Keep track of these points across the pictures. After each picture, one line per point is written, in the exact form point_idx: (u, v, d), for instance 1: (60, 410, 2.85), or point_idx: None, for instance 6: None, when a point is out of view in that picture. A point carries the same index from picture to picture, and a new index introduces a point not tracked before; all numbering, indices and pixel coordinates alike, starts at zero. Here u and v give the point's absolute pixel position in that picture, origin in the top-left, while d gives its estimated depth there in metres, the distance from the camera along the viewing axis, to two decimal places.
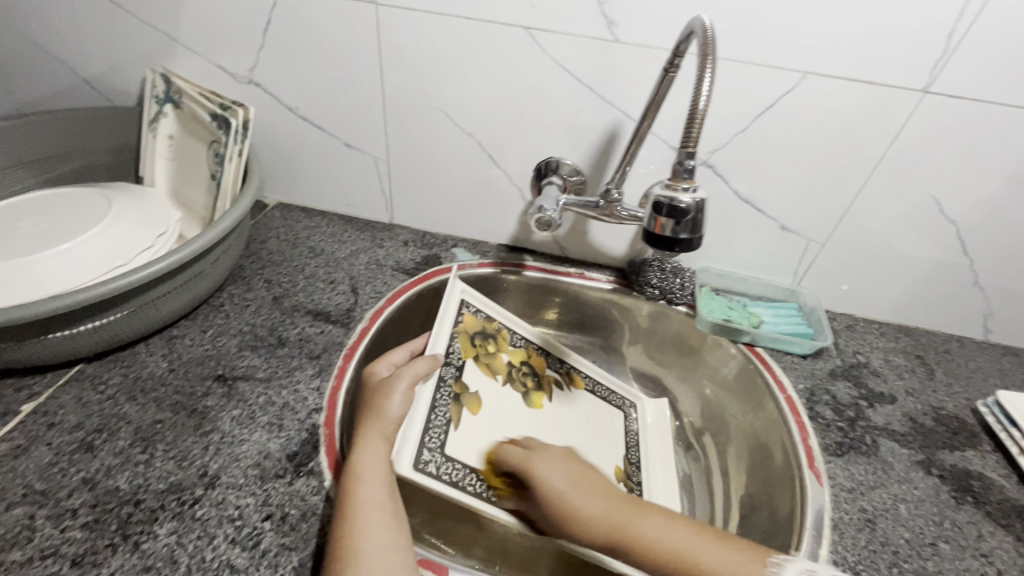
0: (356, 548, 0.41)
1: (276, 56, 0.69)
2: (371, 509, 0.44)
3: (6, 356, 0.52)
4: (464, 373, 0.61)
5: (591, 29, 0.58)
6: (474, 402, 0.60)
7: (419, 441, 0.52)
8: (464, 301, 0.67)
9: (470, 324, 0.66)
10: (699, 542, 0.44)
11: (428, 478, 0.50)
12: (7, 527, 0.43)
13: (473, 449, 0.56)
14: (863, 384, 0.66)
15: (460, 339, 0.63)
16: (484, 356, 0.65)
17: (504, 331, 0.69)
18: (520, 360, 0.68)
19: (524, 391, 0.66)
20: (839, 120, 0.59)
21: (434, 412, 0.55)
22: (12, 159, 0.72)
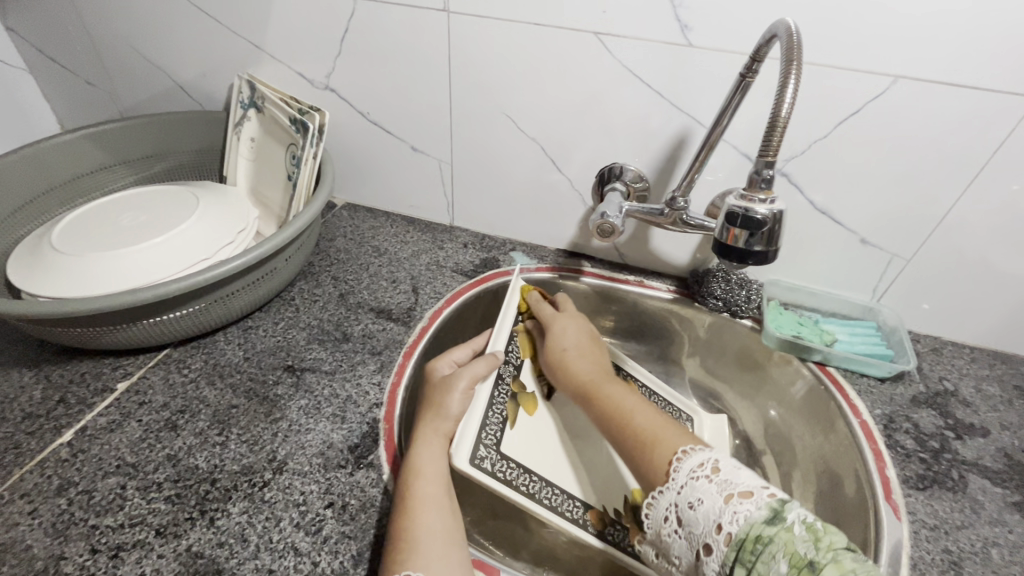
0: (412, 541, 0.42)
1: (351, 64, 0.72)
2: (427, 504, 0.45)
3: (107, 338, 0.57)
4: (522, 374, 0.63)
5: (663, 33, 0.57)
6: (531, 400, 0.61)
7: (477, 436, 0.52)
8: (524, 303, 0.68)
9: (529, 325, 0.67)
10: (640, 409, 0.49)
11: (484, 474, 0.50)
12: (103, 494, 0.48)
13: (527, 447, 0.57)
14: (950, 414, 0.61)
15: (519, 338, 0.65)
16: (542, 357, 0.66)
17: None
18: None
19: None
20: (933, 127, 0.55)
21: (492, 409, 0.56)
22: (116, 158, 0.79)
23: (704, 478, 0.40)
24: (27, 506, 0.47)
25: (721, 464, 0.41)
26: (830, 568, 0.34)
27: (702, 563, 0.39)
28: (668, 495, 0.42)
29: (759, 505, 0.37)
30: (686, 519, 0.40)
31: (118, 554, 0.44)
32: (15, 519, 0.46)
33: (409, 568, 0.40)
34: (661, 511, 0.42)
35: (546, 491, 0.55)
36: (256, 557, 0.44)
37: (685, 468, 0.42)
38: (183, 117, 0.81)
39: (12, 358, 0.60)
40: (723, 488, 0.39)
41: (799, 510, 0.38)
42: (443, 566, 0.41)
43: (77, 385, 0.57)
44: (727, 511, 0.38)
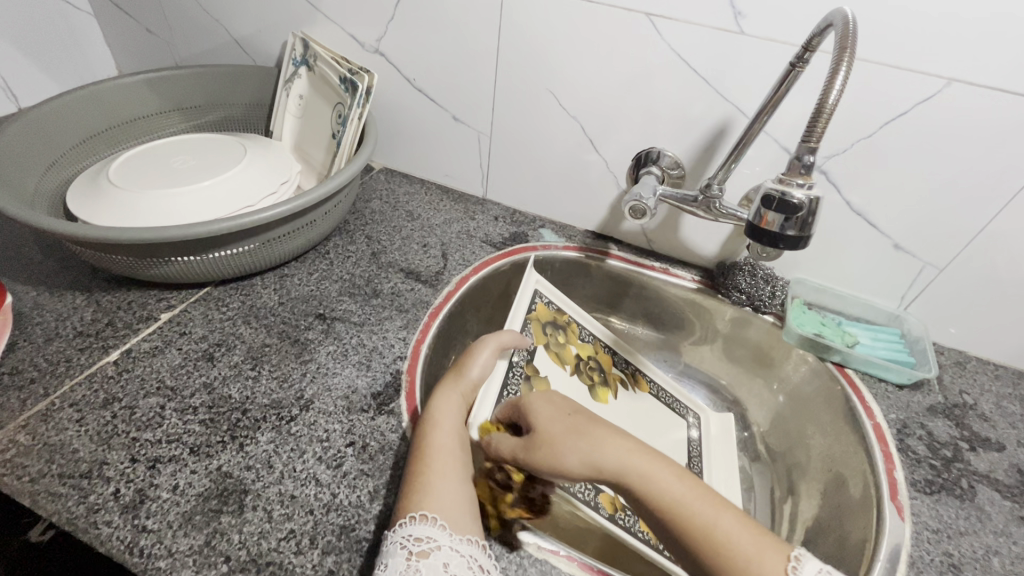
0: (427, 485, 0.44)
1: (404, 29, 0.73)
2: (442, 454, 0.47)
3: (157, 270, 0.60)
4: (536, 358, 0.64)
5: (716, 18, 0.57)
6: (545, 383, 0.62)
7: (496, 405, 0.57)
8: (537, 292, 0.69)
9: (542, 313, 0.68)
10: (703, 502, 0.43)
11: None
12: (144, 411, 0.51)
13: None
14: (966, 426, 0.61)
15: (533, 325, 0.66)
16: (554, 345, 0.67)
17: (573, 325, 0.71)
18: (588, 352, 0.70)
19: (591, 384, 0.67)
20: (984, 135, 0.54)
21: (506, 388, 0.59)
22: (171, 104, 0.83)
23: None
24: (76, 414, 0.50)
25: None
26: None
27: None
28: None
29: None
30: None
31: (156, 465, 0.47)
32: (64, 424, 0.49)
33: (425, 509, 0.42)
34: None
35: None
36: (280, 482, 0.47)
37: None
38: (236, 70, 0.83)
39: (66, 281, 0.63)
40: None
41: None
42: (455, 509, 0.43)
43: (123, 311, 0.61)
44: None
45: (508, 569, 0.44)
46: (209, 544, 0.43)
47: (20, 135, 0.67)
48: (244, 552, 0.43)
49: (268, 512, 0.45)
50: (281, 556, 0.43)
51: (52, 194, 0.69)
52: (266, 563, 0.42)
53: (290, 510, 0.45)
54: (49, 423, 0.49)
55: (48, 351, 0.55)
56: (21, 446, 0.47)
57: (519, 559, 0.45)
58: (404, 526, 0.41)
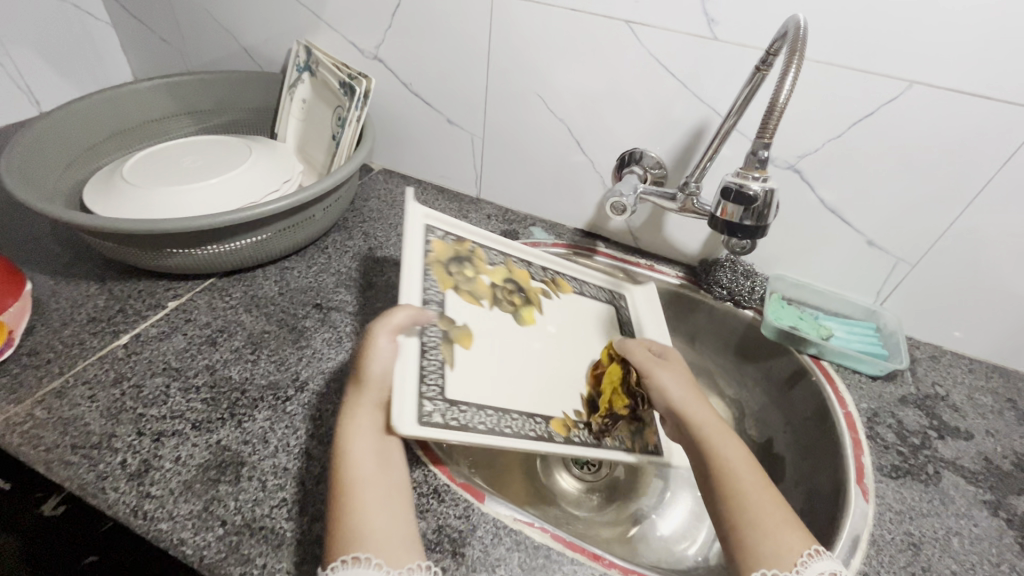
0: (354, 523, 0.41)
1: (401, 36, 0.77)
2: (365, 484, 0.43)
3: (165, 261, 0.64)
4: (448, 308, 0.58)
5: (691, 25, 0.60)
6: (465, 334, 0.57)
7: (417, 394, 0.49)
8: (429, 227, 0.63)
9: (441, 252, 0.62)
10: (753, 478, 0.45)
11: (439, 429, 0.48)
12: (151, 390, 0.55)
13: (479, 385, 0.55)
14: (937, 416, 0.63)
15: (435, 272, 0.59)
16: (465, 283, 0.61)
17: (478, 251, 0.66)
18: (503, 278, 0.66)
19: (513, 310, 0.64)
20: (946, 135, 0.57)
21: (426, 358, 0.52)
22: (182, 108, 0.87)
23: None
24: (88, 391, 0.54)
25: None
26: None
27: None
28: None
29: None
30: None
31: (160, 439, 0.51)
32: (77, 400, 0.53)
33: (355, 550, 0.39)
34: None
35: (506, 420, 0.54)
36: (275, 456, 0.51)
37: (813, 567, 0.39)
38: (244, 77, 0.88)
39: (81, 272, 0.68)
40: None
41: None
42: (390, 542, 0.41)
43: (133, 299, 0.65)
44: None
45: (485, 538, 0.47)
46: (207, 509, 0.46)
47: (42, 135, 0.71)
48: (239, 517, 0.46)
49: (263, 482, 0.48)
50: (273, 521, 0.46)
51: (70, 190, 0.74)
52: (258, 527, 0.45)
53: (282, 480, 0.49)
54: (64, 399, 0.53)
55: (64, 334, 0.59)
56: (37, 418, 0.51)
57: (496, 529, 0.47)
58: (335, 572, 0.38)
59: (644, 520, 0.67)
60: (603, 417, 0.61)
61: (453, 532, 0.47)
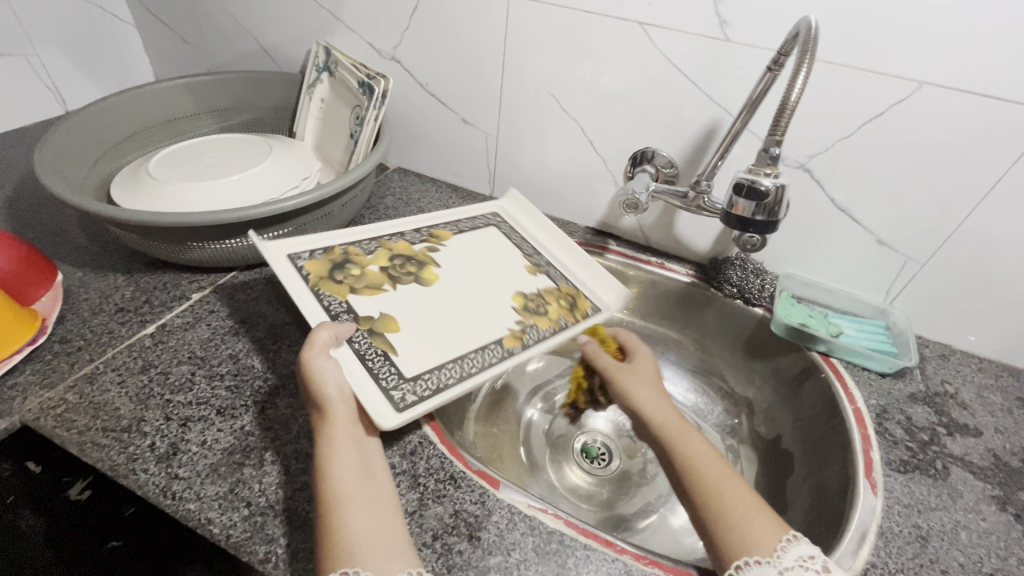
0: (345, 540, 0.41)
1: (418, 37, 0.79)
2: (351, 500, 0.43)
3: (190, 254, 0.67)
4: (359, 310, 0.59)
5: (703, 26, 0.62)
6: (389, 320, 0.59)
7: (377, 388, 0.52)
8: (294, 255, 0.62)
9: (318, 269, 0.62)
10: (720, 472, 0.47)
11: (416, 407, 0.52)
12: (177, 377, 0.57)
13: (425, 348, 0.58)
14: (945, 413, 0.63)
15: (326, 288, 0.60)
16: (358, 282, 0.62)
17: (351, 250, 0.66)
18: (387, 258, 0.67)
19: (415, 276, 0.65)
20: (956, 135, 0.58)
21: (367, 359, 0.54)
22: (204, 107, 0.90)
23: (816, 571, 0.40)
24: (117, 377, 0.56)
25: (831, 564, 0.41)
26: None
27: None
28: (766, 570, 0.40)
29: None
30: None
31: (187, 423, 0.53)
32: (107, 385, 0.55)
33: (347, 565, 0.39)
34: None
35: (466, 362, 0.58)
36: (296, 441, 0.52)
37: (793, 553, 0.41)
38: (264, 77, 0.90)
39: (108, 264, 0.70)
40: None
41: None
42: (381, 554, 0.41)
43: (159, 290, 0.67)
44: None
45: (499, 523, 0.48)
46: (233, 491, 0.48)
47: (71, 132, 0.74)
48: (263, 499, 0.47)
49: (284, 466, 0.50)
50: (295, 504, 0.47)
51: (97, 185, 0.76)
52: (282, 509, 0.47)
53: (304, 465, 0.50)
54: (95, 384, 0.55)
55: (93, 323, 0.62)
56: (69, 403, 0.53)
57: (510, 514, 0.49)
58: None
59: (652, 512, 0.69)
60: (551, 318, 0.65)
61: (469, 517, 0.48)
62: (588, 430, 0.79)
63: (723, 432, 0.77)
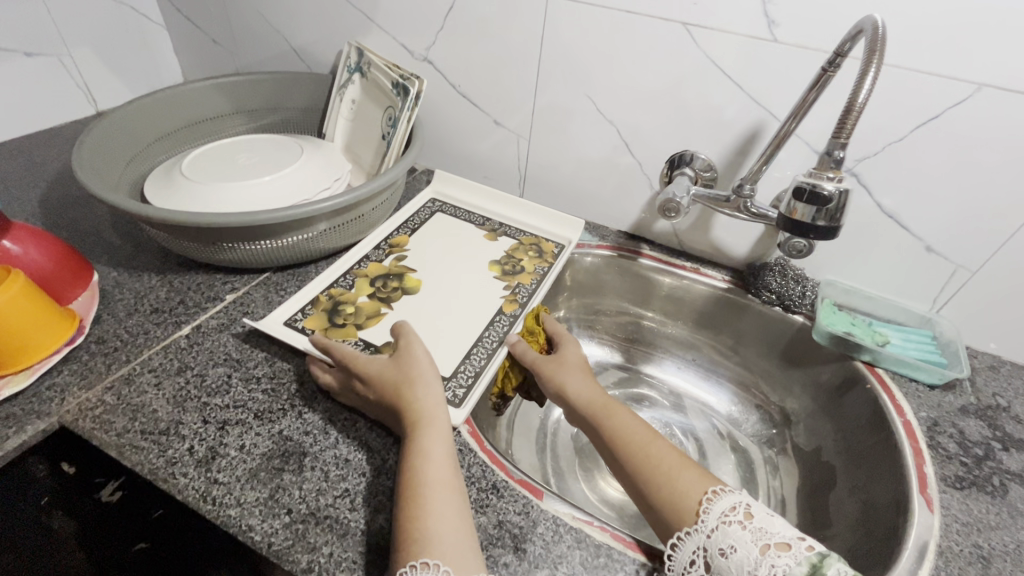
0: (426, 530, 0.42)
1: (451, 38, 0.79)
2: (437, 490, 0.44)
3: (224, 255, 0.66)
4: (377, 341, 0.62)
5: (750, 27, 0.60)
6: None
7: None
8: (292, 320, 0.63)
9: (320, 323, 0.63)
10: (647, 438, 0.52)
11: (470, 394, 0.57)
12: (214, 379, 0.56)
13: (448, 338, 0.64)
14: (999, 427, 0.61)
15: (338, 333, 0.62)
16: (359, 317, 0.64)
17: (332, 293, 0.68)
18: (369, 285, 0.70)
19: (402, 290, 0.69)
20: (1017, 140, 0.56)
21: None
22: (235, 107, 0.90)
23: (738, 523, 0.42)
24: (154, 379, 0.55)
25: (753, 509, 0.43)
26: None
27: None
28: (697, 537, 0.43)
29: (798, 561, 0.40)
30: (715, 565, 0.42)
31: (225, 427, 0.52)
32: (145, 387, 0.55)
33: (426, 555, 0.40)
34: (686, 554, 0.43)
35: (487, 340, 0.64)
36: (335, 447, 0.51)
37: (716, 511, 0.44)
38: (295, 77, 0.90)
39: (142, 264, 0.70)
40: (759, 538, 0.41)
41: (839, 567, 0.39)
42: (458, 549, 0.41)
43: (193, 291, 0.66)
44: (764, 563, 0.39)
45: (545, 535, 0.47)
46: (273, 497, 0.47)
47: (107, 131, 0.74)
48: (304, 505, 0.47)
49: (325, 472, 0.49)
50: (337, 511, 0.46)
51: (131, 186, 0.76)
52: (324, 516, 0.46)
53: (344, 471, 0.49)
54: (132, 386, 0.55)
55: (128, 324, 0.61)
56: (107, 404, 0.53)
57: (556, 526, 0.47)
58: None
59: None
60: (528, 272, 0.75)
61: (513, 528, 0.47)
62: None
63: (760, 442, 0.76)
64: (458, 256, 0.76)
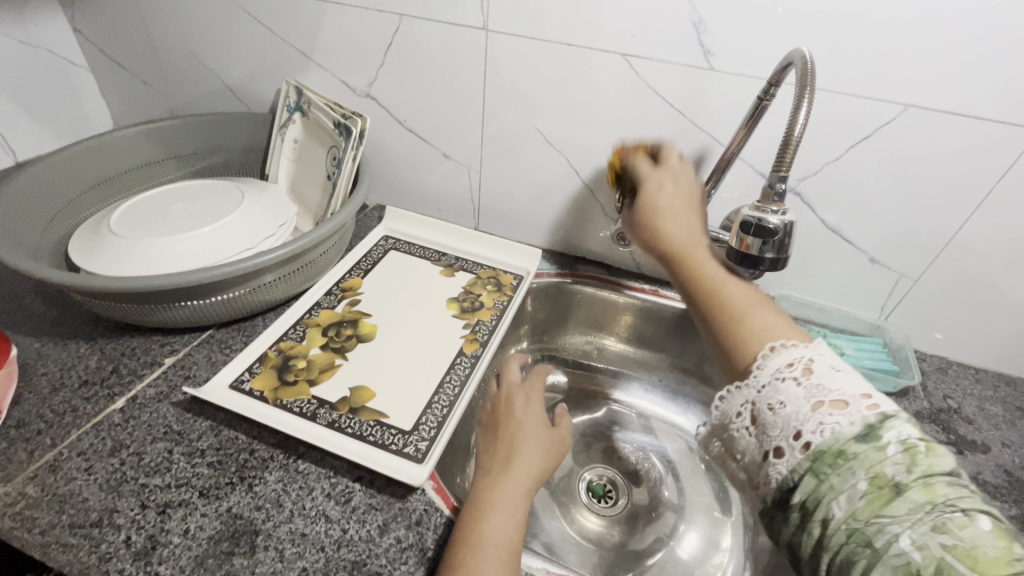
0: None
1: (393, 74, 0.77)
2: (495, 545, 0.42)
3: (159, 317, 0.62)
4: (331, 398, 0.59)
5: (687, 56, 0.61)
6: (362, 391, 0.60)
7: (382, 448, 0.54)
8: (237, 383, 0.59)
9: (268, 383, 0.59)
10: (729, 281, 0.52)
11: (436, 446, 0.54)
12: (152, 457, 0.52)
13: (407, 385, 0.61)
14: (953, 430, 0.63)
15: (287, 393, 0.58)
16: (310, 373, 0.61)
17: (282, 346, 0.64)
18: (321, 334, 0.66)
19: (355, 339, 0.66)
20: (943, 156, 0.58)
21: (366, 432, 0.55)
22: (168, 152, 0.85)
23: (794, 379, 0.42)
24: (84, 463, 0.51)
25: (816, 364, 0.42)
26: (916, 491, 0.34)
27: (772, 462, 0.41)
28: (749, 391, 0.44)
29: (852, 420, 0.38)
30: (763, 419, 0.42)
31: (166, 510, 0.48)
32: (73, 473, 0.50)
33: None
34: (736, 405, 0.45)
35: (449, 384, 0.62)
36: (290, 521, 0.48)
37: (771, 367, 0.43)
38: (233, 118, 0.86)
39: (69, 331, 0.64)
40: (813, 395, 0.40)
41: (902, 429, 0.37)
42: None
43: (127, 357, 0.62)
44: (812, 420, 0.39)
45: None
46: None
47: (23, 189, 0.68)
48: None
49: (279, 552, 0.46)
50: None
51: (53, 245, 0.71)
52: None
53: (301, 548, 0.46)
54: (58, 473, 0.50)
55: (53, 401, 0.56)
56: (29, 498, 0.48)
57: None
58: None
59: (664, 551, 0.66)
60: (487, 307, 0.73)
61: None
62: (591, 467, 0.75)
63: None
64: (416, 296, 0.74)
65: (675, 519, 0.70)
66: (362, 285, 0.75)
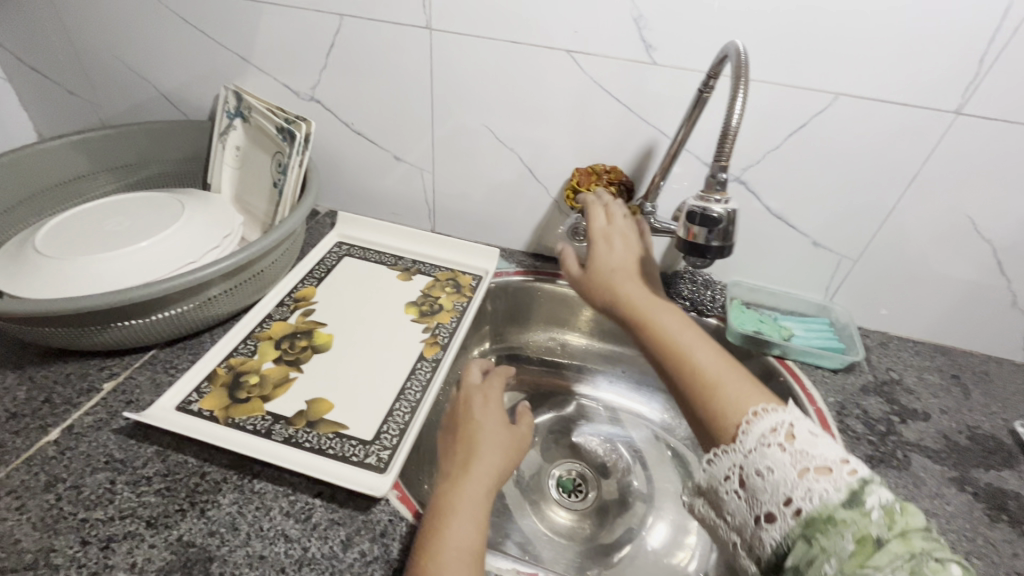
0: None
1: (337, 76, 0.75)
2: (455, 547, 0.41)
3: (94, 339, 0.58)
4: (286, 413, 0.56)
5: (629, 51, 0.62)
6: (320, 403, 0.58)
7: (342, 461, 0.52)
8: (184, 404, 0.56)
9: (218, 402, 0.56)
10: (694, 343, 0.48)
11: (398, 453, 0.53)
12: (93, 489, 0.49)
13: (367, 394, 0.60)
14: (896, 401, 0.66)
15: (239, 412, 0.56)
16: (263, 389, 0.59)
17: (232, 363, 0.61)
18: (274, 347, 0.64)
19: (310, 349, 0.64)
20: (872, 141, 0.61)
21: (325, 446, 0.53)
22: (100, 165, 0.80)
23: (777, 446, 0.38)
24: (15, 502, 0.47)
25: (797, 430, 0.38)
26: (897, 543, 0.33)
27: (762, 529, 0.37)
28: (732, 456, 0.40)
29: (838, 486, 0.35)
30: (750, 484, 0.38)
31: (110, 545, 0.45)
32: (3, 514, 0.46)
33: None
34: (722, 470, 0.40)
35: (410, 390, 0.61)
36: (247, 544, 0.46)
37: (755, 432, 0.39)
38: (169, 126, 0.82)
39: None
40: (798, 461, 0.36)
41: (881, 493, 0.35)
42: None
43: (62, 385, 0.58)
44: (801, 485, 0.35)
45: None
46: None
47: None
48: None
49: None
50: None
51: None
52: None
53: (260, 572, 0.44)
54: None
55: None
56: None
57: None
58: None
59: (635, 540, 0.67)
60: (446, 309, 0.72)
61: None
62: (560, 464, 0.76)
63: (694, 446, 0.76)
64: (373, 302, 0.73)
65: (645, 509, 0.71)
66: (316, 294, 0.73)
